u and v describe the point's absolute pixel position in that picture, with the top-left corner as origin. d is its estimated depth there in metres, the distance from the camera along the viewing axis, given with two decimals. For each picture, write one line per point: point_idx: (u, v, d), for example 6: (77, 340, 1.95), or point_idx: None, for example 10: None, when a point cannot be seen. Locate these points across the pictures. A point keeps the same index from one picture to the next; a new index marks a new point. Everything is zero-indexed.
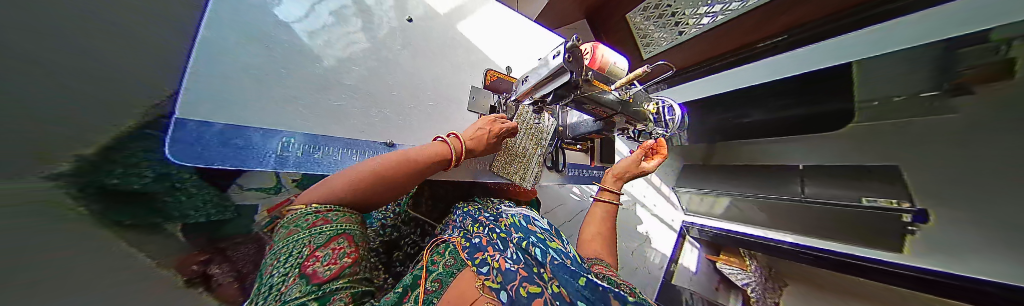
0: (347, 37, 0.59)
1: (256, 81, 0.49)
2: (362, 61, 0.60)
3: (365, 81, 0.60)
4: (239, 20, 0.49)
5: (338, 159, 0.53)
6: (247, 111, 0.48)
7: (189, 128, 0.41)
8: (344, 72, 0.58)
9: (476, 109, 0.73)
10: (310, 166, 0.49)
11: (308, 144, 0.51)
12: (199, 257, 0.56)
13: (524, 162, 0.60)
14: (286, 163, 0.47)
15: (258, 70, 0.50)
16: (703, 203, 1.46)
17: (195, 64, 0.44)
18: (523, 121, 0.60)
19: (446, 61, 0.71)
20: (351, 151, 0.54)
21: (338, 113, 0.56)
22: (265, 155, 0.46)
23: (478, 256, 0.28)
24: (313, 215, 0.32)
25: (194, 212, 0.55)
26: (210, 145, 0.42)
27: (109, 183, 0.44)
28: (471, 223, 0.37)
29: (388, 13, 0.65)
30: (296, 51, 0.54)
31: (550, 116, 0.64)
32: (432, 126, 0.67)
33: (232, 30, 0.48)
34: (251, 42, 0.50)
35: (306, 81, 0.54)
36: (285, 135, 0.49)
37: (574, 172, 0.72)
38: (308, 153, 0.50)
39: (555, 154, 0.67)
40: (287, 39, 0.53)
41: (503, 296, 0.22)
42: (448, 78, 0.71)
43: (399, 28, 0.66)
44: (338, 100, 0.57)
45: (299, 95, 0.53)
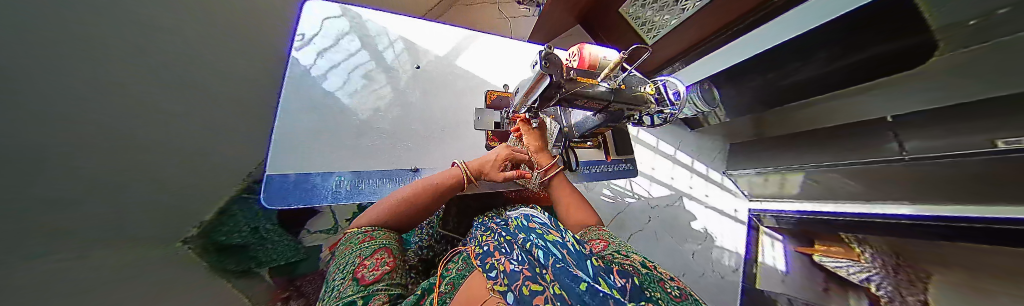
0: (373, 90, 0.71)
1: (315, 135, 0.61)
2: (384, 106, 0.70)
3: (389, 122, 0.69)
4: (304, 94, 0.64)
5: (378, 188, 0.61)
6: (310, 159, 0.59)
7: (275, 180, 0.55)
8: (372, 118, 0.68)
9: (482, 127, 0.76)
10: (359, 196, 0.58)
11: (353, 181, 0.60)
12: (282, 294, 0.80)
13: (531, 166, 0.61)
14: (340, 197, 0.57)
15: (314, 127, 0.62)
16: (770, 185, 1.28)
17: (278, 133, 0.59)
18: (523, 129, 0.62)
19: (451, 92, 0.79)
20: (387, 180, 0.62)
21: (370, 152, 0.64)
22: (323, 195, 0.56)
23: (486, 260, 0.29)
24: (361, 234, 0.38)
25: (272, 257, 0.83)
26: (290, 189, 0.55)
27: (220, 239, 0.77)
28: (484, 231, 0.39)
29: (402, 63, 0.77)
30: (334, 108, 0.66)
31: (553, 121, 0.64)
32: (447, 150, 0.72)
33: (301, 104, 0.63)
34: (309, 109, 0.63)
35: (341, 130, 0.64)
36: (337, 174, 0.59)
37: (590, 170, 0.70)
38: (356, 187, 0.59)
39: (567, 155, 0.67)
40: (330, 101, 0.66)
41: (509, 295, 0.22)
42: (454, 106, 0.78)
43: (410, 73, 0.77)
44: (372, 141, 0.66)
45: (341, 141, 0.63)
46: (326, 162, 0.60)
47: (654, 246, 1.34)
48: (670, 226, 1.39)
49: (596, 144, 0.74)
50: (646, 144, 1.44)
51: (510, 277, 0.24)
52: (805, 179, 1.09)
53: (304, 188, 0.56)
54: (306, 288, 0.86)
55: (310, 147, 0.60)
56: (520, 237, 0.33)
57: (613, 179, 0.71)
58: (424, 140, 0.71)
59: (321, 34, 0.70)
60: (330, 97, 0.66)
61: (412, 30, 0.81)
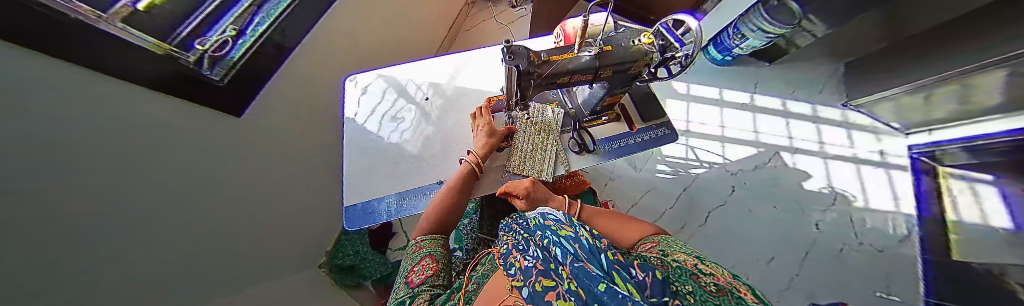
0: (404, 125, 0.83)
1: (363, 170, 0.76)
2: (406, 138, 0.81)
3: (419, 148, 0.80)
4: (351, 140, 0.81)
5: (418, 203, 0.71)
6: (364, 189, 0.74)
7: (349, 209, 0.71)
8: (400, 149, 0.80)
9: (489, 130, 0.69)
10: (405, 212, 0.70)
11: (398, 200, 0.72)
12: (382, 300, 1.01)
13: (539, 154, 0.61)
14: (391, 215, 0.70)
15: (362, 164, 0.77)
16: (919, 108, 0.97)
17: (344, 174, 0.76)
18: (525, 121, 0.64)
19: (458, 112, 0.85)
20: (422, 195, 0.72)
21: (403, 176, 0.75)
22: (380, 214, 0.70)
23: (505, 262, 0.30)
24: (412, 246, 0.47)
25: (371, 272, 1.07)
26: (358, 214, 0.70)
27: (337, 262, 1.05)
28: (506, 231, 0.41)
29: (416, 99, 0.87)
30: (372, 147, 0.80)
31: (551, 108, 0.65)
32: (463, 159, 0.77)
33: (351, 148, 0.80)
34: (356, 151, 0.79)
35: (381, 163, 0.77)
36: (386, 197, 0.72)
37: (613, 148, 0.63)
38: (400, 205, 0.71)
39: (581, 137, 0.63)
40: (369, 142, 0.81)
41: (524, 291, 0.23)
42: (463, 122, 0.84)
43: (421, 105, 0.86)
44: (404, 168, 0.77)
45: (382, 171, 0.76)
46: (378, 191, 0.73)
47: (750, 215, 1.14)
48: (768, 189, 1.18)
49: (613, 118, 0.66)
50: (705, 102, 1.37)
51: (524, 275, 0.24)
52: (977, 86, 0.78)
53: (366, 212, 0.71)
54: None
55: (366, 182, 0.74)
56: (537, 235, 0.34)
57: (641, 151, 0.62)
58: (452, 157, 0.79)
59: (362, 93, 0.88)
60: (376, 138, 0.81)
61: (418, 69, 0.91)
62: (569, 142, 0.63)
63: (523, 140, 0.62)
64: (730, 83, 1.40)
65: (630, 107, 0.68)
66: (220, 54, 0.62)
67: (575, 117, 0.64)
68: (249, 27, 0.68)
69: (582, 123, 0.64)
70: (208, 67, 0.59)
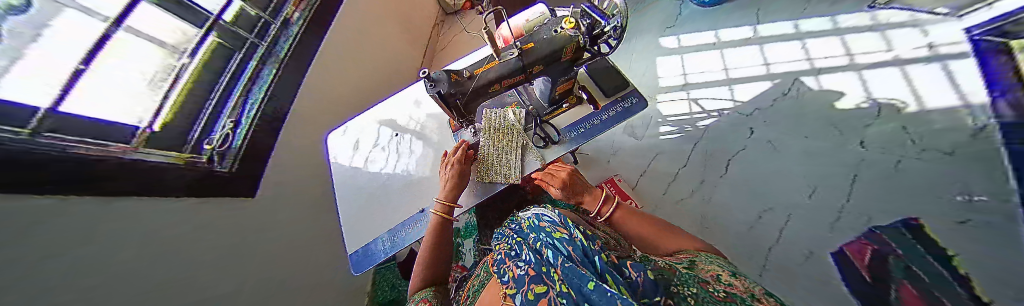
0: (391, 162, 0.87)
1: (357, 216, 0.81)
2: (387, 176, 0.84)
3: (399, 184, 0.82)
4: (344, 187, 0.87)
5: (406, 236, 0.74)
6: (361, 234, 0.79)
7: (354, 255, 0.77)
8: (383, 187, 0.83)
9: None
10: (397, 246, 0.73)
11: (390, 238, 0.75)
12: None
13: (506, 161, 0.63)
14: (384, 252, 0.73)
15: (355, 211, 0.82)
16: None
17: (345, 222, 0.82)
18: (489, 128, 0.66)
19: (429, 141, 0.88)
20: (407, 227, 0.74)
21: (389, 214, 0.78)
22: (378, 253, 0.74)
23: (500, 265, 0.32)
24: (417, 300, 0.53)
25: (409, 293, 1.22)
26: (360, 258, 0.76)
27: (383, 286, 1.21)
28: (501, 236, 0.43)
29: (388, 138, 0.91)
30: (360, 191, 0.85)
31: (512, 109, 0.66)
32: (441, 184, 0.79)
33: (344, 196, 0.85)
34: (347, 199, 0.85)
35: (368, 207, 0.81)
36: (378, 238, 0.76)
37: (578, 133, 0.65)
38: (392, 241, 0.74)
39: (542, 129, 0.66)
40: (358, 186, 0.86)
41: (517, 296, 0.24)
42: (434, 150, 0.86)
43: (393, 143, 0.89)
44: (389, 206, 0.79)
45: (371, 213, 0.80)
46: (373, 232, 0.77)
47: (776, 156, 1.03)
48: (795, 112, 1.06)
49: (573, 104, 0.68)
50: (701, 50, 1.35)
51: (517, 280, 0.26)
52: None
53: (364, 255, 0.75)
54: None
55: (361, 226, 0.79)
56: (530, 238, 0.36)
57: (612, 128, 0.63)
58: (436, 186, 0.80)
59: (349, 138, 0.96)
60: (365, 180, 0.86)
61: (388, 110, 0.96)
62: (535, 136, 0.65)
63: (488, 150, 0.64)
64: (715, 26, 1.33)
65: (591, 86, 0.70)
66: (224, 148, 0.79)
67: (534, 113, 0.67)
68: (243, 115, 0.87)
69: (542, 116, 0.68)
70: (220, 162, 0.77)
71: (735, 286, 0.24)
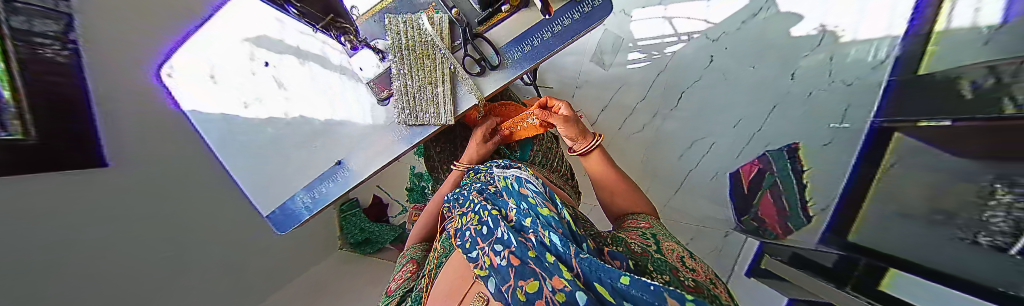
0: (328, 119, 0.62)
1: (266, 168, 0.65)
2: (279, 120, 0.64)
3: (300, 138, 0.63)
4: (236, 140, 0.66)
5: (328, 190, 0.63)
6: (276, 191, 0.65)
7: (275, 216, 0.65)
8: (282, 135, 0.64)
9: (361, 92, 0.59)
10: (321, 202, 0.63)
11: (311, 193, 0.64)
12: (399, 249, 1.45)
13: (433, 86, 0.55)
14: (312, 207, 0.63)
15: (263, 165, 0.66)
16: None
17: (243, 181, 0.66)
18: (398, 44, 0.55)
19: (306, 72, 0.60)
20: (329, 184, 0.62)
21: (296, 169, 0.64)
22: (300, 212, 0.63)
23: (469, 247, 0.33)
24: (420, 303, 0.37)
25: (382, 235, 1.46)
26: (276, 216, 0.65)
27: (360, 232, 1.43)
28: (474, 213, 0.39)
29: (252, 64, 0.61)
30: (259, 142, 0.65)
31: (431, 16, 0.53)
32: (343, 130, 0.61)
33: (234, 148, 0.66)
34: (245, 147, 0.66)
35: (274, 160, 0.65)
36: (297, 195, 0.64)
37: (521, 53, 0.51)
38: (313, 196, 0.63)
39: (476, 50, 0.52)
40: (245, 138, 0.65)
41: (492, 286, 0.27)
42: (321, 81, 0.60)
43: (261, 76, 0.62)
44: (296, 161, 0.64)
45: (274, 168, 0.65)
46: (284, 192, 0.65)
47: (717, 99, 1.15)
48: (756, 43, 1.01)
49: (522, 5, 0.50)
50: None
51: (498, 272, 0.26)
52: None
53: (283, 214, 0.65)
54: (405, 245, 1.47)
55: (272, 186, 0.65)
56: (511, 210, 0.37)
57: (548, 57, 0.50)
58: (397, 142, 0.59)
59: (255, 74, 0.62)
60: (251, 135, 0.65)
61: (237, 19, 0.60)
62: (469, 59, 0.53)
63: (412, 86, 0.56)
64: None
65: None
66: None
67: (463, 24, 0.51)
68: None
69: (474, 29, 0.51)
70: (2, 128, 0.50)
71: (700, 274, 0.28)
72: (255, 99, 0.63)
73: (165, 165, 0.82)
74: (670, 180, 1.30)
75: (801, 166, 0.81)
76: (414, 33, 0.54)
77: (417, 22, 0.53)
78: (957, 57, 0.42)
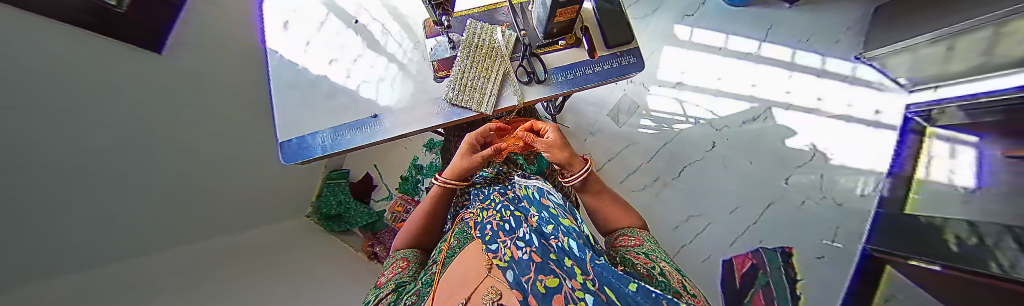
0: (378, 77, 0.66)
1: (303, 101, 0.66)
2: (338, 63, 0.68)
3: (348, 83, 0.66)
4: (285, 66, 0.68)
5: (350, 139, 0.62)
6: (302, 125, 0.64)
7: (286, 145, 0.63)
8: (332, 76, 0.67)
9: (426, 66, 0.68)
10: (339, 146, 0.62)
11: (334, 134, 0.63)
12: (370, 240, 1.27)
13: (482, 82, 0.62)
14: (327, 148, 0.62)
15: (300, 96, 0.66)
16: (927, 66, 0.96)
17: (277, 104, 0.66)
18: (470, 40, 0.64)
19: (387, 38, 0.70)
20: (356, 131, 0.63)
21: (334, 109, 0.65)
22: (315, 149, 0.62)
23: (489, 238, 0.33)
24: None
25: (355, 215, 1.29)
26: (291, 148, 0.63)
27: (333, 204, 1.28)
28: (500, 208, 0.40)
29: (346, 20, 0.71)
30: (307, 73, 0.67)
31: (503, 29, 0.65)
32: (392, 89, 0.66)
33: (282, 70, 0.67)
34: (294, 73, 0.67)
35: (312, 95, 0.66)
36: (319, 133, 0.63)
37: (566, 78, 0.61)
38: (336, 139, 0.62)
39: (530, 66, 0.62)
40: (296, 66, 0.68)
41: (510, 276, 0.25)
42: (396, 48, 0.70)
43: (346, 29, 0.71)
44: (336, 100, 0.65)
45: (309, 101, 0.66)
46: (311, 126, 0.64)
47: (721, 174, 1.21)
48: (751, 138, 1.22)
49: (572, 44, 0.63)
50: (705, 78, 1.32)
51: (519, 265, 0.26)
52: (926, 58, 0.94)
53: (299, 147, 0.63)
54: (381, 236, 1.30)
55: (300, 118, 0.65)
56: (533, 215, 0.36)
57: (582, 87, 0.60)
58: (434, 114, 0.63)
59: (343, 27, 0.71)
60: (303, 66, 0.67)
61: None
62: (521, 71, 0.63)
63: (468, 74, 0.62)
64: (723, 25, 1.36)
65: (595, 31, 0.63)
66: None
67: (525, 43, 0.63)
68: None
69: (532, 49, 0.63)
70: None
71: None
72: (317, 44, 0.69)
73: (235, 61, 0.82)
74: (678, 244, 1.18)
75: (794, 275, 1.03)
76: (482, 35, 0.65)
77: (490, 30, 0.65)
78: (938, 209, 0.77)
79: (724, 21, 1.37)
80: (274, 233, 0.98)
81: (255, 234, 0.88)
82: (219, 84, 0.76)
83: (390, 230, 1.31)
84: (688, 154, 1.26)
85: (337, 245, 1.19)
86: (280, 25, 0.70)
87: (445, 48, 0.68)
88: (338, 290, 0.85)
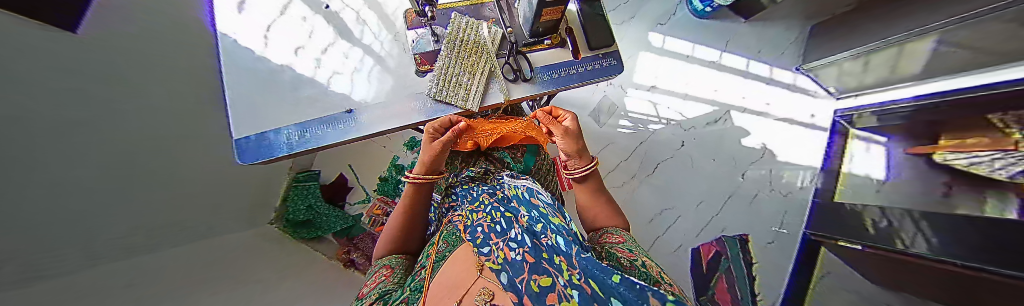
0: (355, 70, 0.62)
1: (264, 94, 0.59)
2: (307, 52, 0.62)
3: (319, 74, 0.61)
4: (241, 53, 0.60)
5: (321, 135, 0.57)
6: (264, 121, 0.57)
7: (243, 143, 0.56)
8: (300, 66, 0.61)
9: (406, 59, 0.65)
10: (310, 143, 0.56)
11: (302, 130, 0.58)
12: (345, 246, 1.18)
13: (468, 78, 0.60)
14: (296, 146, 0.56)
15: (261, 88, 0.59)
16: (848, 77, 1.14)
17: (232, 97, 0.58)
18: (455, 34, 0.63)
19: (363, 28, 0.66)
20: (328, 127, 0.58)
21: (304, 102, 0.59)
22: (280, 146, 0.56)
23: (480, 241, 0.32)
24: None
25: (326, 219, 1.19)
26: (251, 146, 0.56)
27: (301, 209, 1.16)
28: (489, 210, 0.39)
29: (315, 5, 0.65)
30: (268, 63, 0.60)
31: (488, 25, 0.65)
32: (370, 83, 0.62)
33: (237, 58, 0.60)
34: (253, 61, 0.60)
35: (276, 87, 0.59)
36: (286, 129, 0.57)
37: (552, 77, 0.63)
38: (306, 136, 0.57)
39: (516, 64, 0.63)
40: (255, 54, 0.60)
41: (503, 278, 0.25)
42: (373, 39, 0.66)
43: (316, 16, 0.65)
44: (305, 93, 0.59)
45: (272, 94, 0.59)
46: (275, 121, 0.58)
47: (690, 171, 1.31)
48: (716, 138, 1.34)
49: (557, 44, 0.65)
50: (676, 82, 1.43)
51: (512, 267, 0.25)
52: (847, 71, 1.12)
53: (261, 145, 0.56)
54: (358, 241, 1.22)
55: (260, 111, 0.58)
56: (523, 215, 0.36)
57: (567, 86, 0.62)
58: (417, 110, 0.60)
59: (312, 14, 0.65)
60: (264, 53, 0.60)
61: None
62: (507, 69, 0.63)
63: (452, 70, 0.60)
64: (690, 34, 1.49)
65: (578, 33, 0.65)
66: None
67: (511, 40, 0.63)
68: None
69: (519, 47, 0.63)
70: None
71: None
72: (281, 30, 0.62)
73: (181, 46, 0.71)
74: (654, 237, 1.25)
75: (751, 259, 1.15)
76: (467, 30, 0.63)
77: (475, 26, 0.64)
78: (862, 198, 0.90)
79: (693, 30, 1.49)
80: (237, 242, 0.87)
81: (220, 243, 0.78)
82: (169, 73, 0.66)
83: (368, 234, 1.23)
84: (662, 153, 1.35)
85: (307, 253, 1.09)
86: (233, 8, 0.62)
87: (429, 41, 0.65)
88: (317, 298, 0.80)
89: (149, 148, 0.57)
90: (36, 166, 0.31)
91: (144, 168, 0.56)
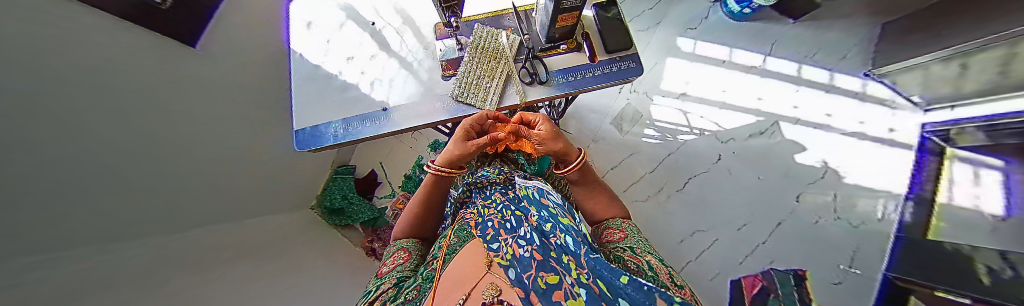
0: (390, 74, 0.70)
1: (317, 95, 0.69)
2: (354, 60, 0.72)
3: (361, 79, 0.70)
4: (303, 63, 0.72)
5: (359, 129, 0.65)
6: (315, 117, 0.67)
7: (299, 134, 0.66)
8: (347, 72, 0.71)
9: (434, 65, 0.71)
10: (350, 136, 0.65)
11: (345, 125, 0.66)
12: (369, 236, 1.27)
13: (486, 81, 0.64)
14: (339, 138, 0.65)
15: (315, 90, 0.70)
16: (939, 82, 0.95)
17: (294, 99, 0.70)
18: (476, 42, 0.68)
19: (400, 39, 0.75)
20: (365, 123, 0.65)
21: (347, 102, 0.68)
22: (327, 138, 0.65)
23: (490, 238, 0.33)
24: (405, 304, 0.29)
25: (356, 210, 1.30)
26: (303, 139, 0.66)
27: (337, 198, 1.30)
28: (501, 208, 0.40)
29: (364, 22, 0.77)
30: (323, 69, 0.71)
31: (507, 33, 0.69)
32: (401, 86, 0.69)
33: (299, 66, 0.72)
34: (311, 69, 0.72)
35: (326, 90, 0.70)
36: (332, 124, 0.66)
37: (567, 80, 0.63)
38: (348, 130, 0.65)
39: (533, 68, 0.65)
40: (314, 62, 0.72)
41: (511, 274, 0.25)
42: (408, 48, 0.74)
43: (364, 30, 0.76)
44: (349, 94, 0.69)
45: (324, 95, 0.69)
46: (324, 117, 0.67)
47: (729, 187, 1.18)
48: (760, 153, 1.19)
49: (573, 48, 0.66)
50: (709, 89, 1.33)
51: (520, 263, 0.26)
52: (939, 76, 0.93)
53: (312, 137, 0.66)
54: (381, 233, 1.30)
55: (313, 109, 0.68)
56: (533, 215, 0.36)
57: (581, 88, 0.62)
58: (439, 110, 0.65)
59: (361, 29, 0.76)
60: (320, 62, 0.72)
61: None
62: (523, 72, 0.65)
63: (473, 74, 0.65)
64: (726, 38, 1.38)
65: (595, 37, 0.66)
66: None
67: (528, 46, 0.66)
68: None
69: (536, 52, 0.66)
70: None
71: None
72: (337, 43, 0.74)
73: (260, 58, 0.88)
74: (684, 258, 1.14)
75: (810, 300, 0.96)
76: (487, 38, 0.68)
77: (495, 34, 0.69)
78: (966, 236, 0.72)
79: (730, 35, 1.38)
80: (280, 224, 1.00)
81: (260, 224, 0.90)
82: (240, 79, 0.80)
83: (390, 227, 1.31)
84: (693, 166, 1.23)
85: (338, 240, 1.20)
86: (302, 26, 0.76)
87: (453, 50, 0.71)
88: (330, 287, 0.85)
89: (207, 139, 0.68)
90: (73, 147, 0.36)
91: (205, 156, 0.67)
